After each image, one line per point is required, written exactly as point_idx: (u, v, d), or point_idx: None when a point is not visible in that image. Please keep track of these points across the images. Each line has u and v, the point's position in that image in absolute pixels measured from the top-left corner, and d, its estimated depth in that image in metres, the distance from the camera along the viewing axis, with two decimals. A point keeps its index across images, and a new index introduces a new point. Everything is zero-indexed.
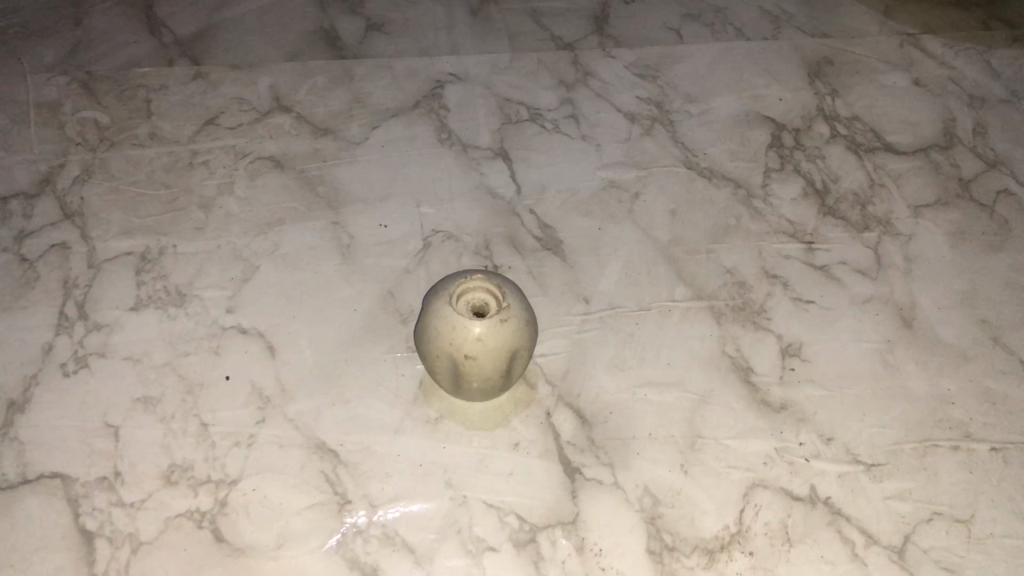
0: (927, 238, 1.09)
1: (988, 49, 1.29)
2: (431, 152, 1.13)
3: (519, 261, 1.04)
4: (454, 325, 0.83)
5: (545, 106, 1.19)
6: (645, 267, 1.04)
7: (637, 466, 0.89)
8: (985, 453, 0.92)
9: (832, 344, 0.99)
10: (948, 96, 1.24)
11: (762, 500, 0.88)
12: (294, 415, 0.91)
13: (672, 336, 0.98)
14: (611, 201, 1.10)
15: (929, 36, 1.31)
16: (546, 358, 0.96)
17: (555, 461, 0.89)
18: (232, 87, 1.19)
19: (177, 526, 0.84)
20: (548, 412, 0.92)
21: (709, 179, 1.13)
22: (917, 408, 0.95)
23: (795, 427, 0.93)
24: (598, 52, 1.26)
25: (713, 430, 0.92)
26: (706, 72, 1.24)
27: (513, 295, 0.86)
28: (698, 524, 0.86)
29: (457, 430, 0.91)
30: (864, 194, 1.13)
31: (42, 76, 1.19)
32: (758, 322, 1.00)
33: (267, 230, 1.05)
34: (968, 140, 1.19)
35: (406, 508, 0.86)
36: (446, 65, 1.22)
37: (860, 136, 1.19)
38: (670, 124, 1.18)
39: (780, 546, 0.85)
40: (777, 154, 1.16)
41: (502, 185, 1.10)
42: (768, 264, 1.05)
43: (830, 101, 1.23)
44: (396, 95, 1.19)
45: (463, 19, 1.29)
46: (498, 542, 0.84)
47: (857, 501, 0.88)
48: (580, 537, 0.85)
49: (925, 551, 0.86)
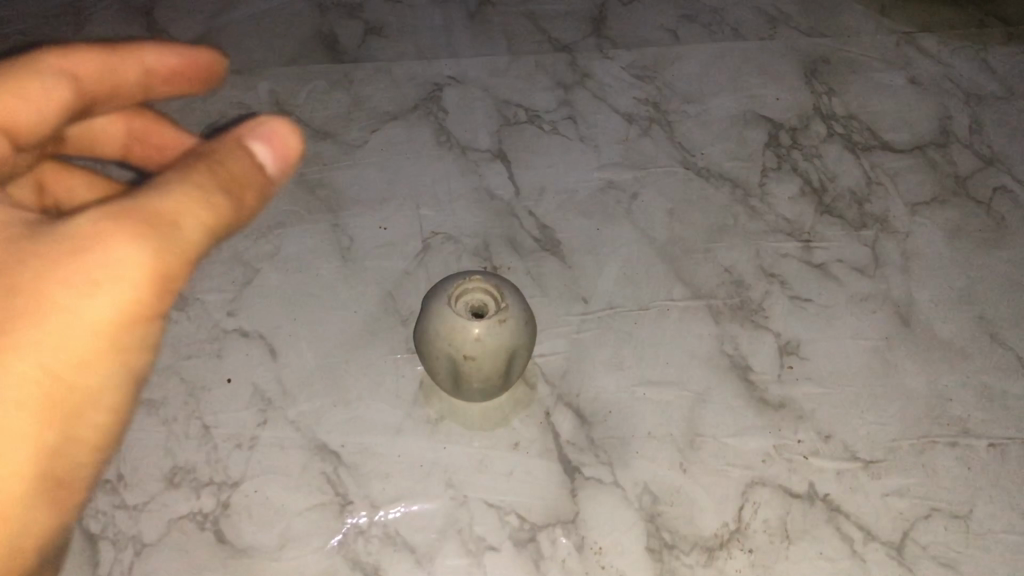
0: (924, 235, 1.09)
1: (984, 46, 1.30)
2: (430, 154, 1.14)
3: (518, 262, 1.04)
4: (452, 326, 0.83)
5: (543, 108, 1.20)
6: (644, 266, 1.05)
7: (637, 464, 0.90)
8: (984, 449, 0.93)
9: (831, 342, 1.00)
10: (944, 94, 1.24)
11: (761, 498, 0.88)
12: (295, 416, 0.92)
13: (671, 334, 0.99)
14: (609, 202, 1.10)
15: (926, 34, 1.31)
16: (545, 358, 0.97)
17: (555, 459, 0.90)
18: (232, 91, 1.20)
19: (180, 528, 0.85)
20: (548, 412, 0.93)
21: (707, 178, 1.13)
22: (915, 404, 0.95)
23: (793, 424, 0.93)
24: (596, 53, 1.26)
25: (711, 428, 0.93)
26: (703, 72, 1.25)
27: (512, 294, 0.86)
28: (698, 522, 0.87)
29: (458, 431, 0.92)
30: (861, 192, 1.13)
31: None
32: (756, 321, 1.01)
33: (268, 233, 1.06)
34: (965, 138, 1.19)
35: (407, 508, 0.87)
36: (445, 68, 1.23)
37: (857, 135, 1.20)
38: (668, 125, 1.19)
39: (779, 543, 0.86)
40: (775, 153, 1.17)
41: (501, 187, 1.11)
42: (765, 263, 1.06)
43: (827, 100, 1.23)
44: (395, 98, 1.19)
45: (462, 22, 1.29)
46: (499, 540, 0.85)
47: (856, 497, 0.89)
48: (580, 535, 0.85)
49: (924, 547, 0.86)
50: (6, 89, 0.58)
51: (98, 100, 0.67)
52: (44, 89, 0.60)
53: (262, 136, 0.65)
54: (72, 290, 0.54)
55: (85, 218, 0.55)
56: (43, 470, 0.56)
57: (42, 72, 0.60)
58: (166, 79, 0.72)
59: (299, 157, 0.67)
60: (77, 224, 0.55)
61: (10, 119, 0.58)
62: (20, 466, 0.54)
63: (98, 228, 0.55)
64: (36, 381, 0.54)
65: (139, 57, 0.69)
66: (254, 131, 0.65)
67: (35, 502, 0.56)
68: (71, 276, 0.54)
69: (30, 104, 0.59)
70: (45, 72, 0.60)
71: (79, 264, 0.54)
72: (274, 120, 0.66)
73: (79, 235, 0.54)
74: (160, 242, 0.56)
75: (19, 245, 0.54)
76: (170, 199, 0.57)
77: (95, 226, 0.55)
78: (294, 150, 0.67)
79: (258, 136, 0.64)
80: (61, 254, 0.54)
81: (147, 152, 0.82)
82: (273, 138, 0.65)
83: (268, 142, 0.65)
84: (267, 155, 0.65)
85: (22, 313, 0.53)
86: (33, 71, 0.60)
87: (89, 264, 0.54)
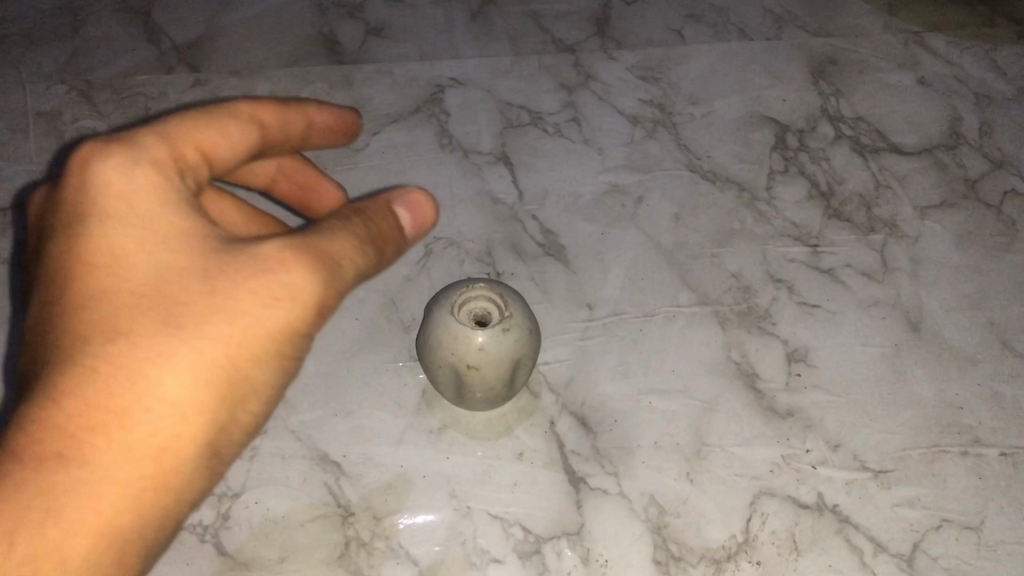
0: (933, 239, 1.08)
1: (993, 46, 1.28)
2: (431, 158, 1.12)
3: (521, 268, 1.03)
4: (455, 335, 0.82)
5: (546, 110, 1.18)
6: (650, 272, 1.03)
7: (642, 474, 0.89)
8: (994, 458, 0.91)
9: (838, 348, 0.98)
10: (953, 95, 1.23)
11: (769, 509, 0.87)
12: (296, 426, 0.91)
13: (676, 342, 0.98)
14: (613, 206, 1.09)
15: (934, 34, 1.29)
16: (550, 366, 0.95)
17: (560, 470, 0.89)
18: (231, 94, 1.18)
19: (179, 540, 0.84)
20: (552, 421, 0.92)
21: (713, 182, 1.12)
22: (925, 413, 0.94)
23: (802, 433, 0.92)
24: (600, 54, 1.25)
25: (718, 438, 0.91)
26: (710, 73, 1.23)
27: (516, 303, 0.85)
28: (705, 534, 0.86)
29: (461, 440, 0.90)
30: (869, 195, 1.12)
31: (41, 86, 1.19)
32: (763, 327, 0.99)
33: None
34: (974, 140, 1.18)
35: (410, 520, 0.85)
36: (446, 69, 1.21)
37: (865, 136, 1.18)
38: (673, 127, 1.17)
39: (787, 555, 0.85)
40: (782, 155, 1.15)
41: (503, 191, 1.10)
42: (772, 268, 1.04)
43: (834, 101, 1.21)
44: (396, 101, 1.18)
45: (464, 22, 1.27)
46: (503, 553, 0.84)
47: (865, 508, 0.88)
48: (586, 547, 0.84)
49: (935, 559, 0.85)
50: (212, 124, 0.67)
51: (268, 149, 0.74)
52: (240, 130, 0.69)
53: (406, 203, 0.76)
54: (259, 299, 0.63)
55: (272, 245, 0.65)
56: (210, 444, 0.63)
57: (238, 115, 0.69)
58: (322, 130, 0.81)
59: (431, 226, 0.78)
60: (266, 249, 0.64)
61: (211, 149, 0.67)
62: (196, 432, 0.61)
63: (284, 255, 0.65)
64: (219, 366, 0.62)
65: (305, 115, 0.77)
66: (402, 197, 0.76)
67: (198, 470, 0.63)
68: (259, 289, 0.63)
69: (227, 138, 0.68)
70: (240, 116, 0.69)
71: (269, 281, 0.63)
72: (417, 192, 0.77)
73: (266, 258, 0.64)
74: (329, 274, 0.66)
75: (221, 256, 0.63)
76: (338, 242, 0.68)
77: (280, 254, 0.64)
78: (428, 221, 0.78)
79: (404, 202, 0.76)
80: (254, 269, 0.63)
81: (288, 189, 0.85)
82: (415, 207, 0.76)
83: (411, 209, 0.76)
84: (407, 219, 0.76)
85: (221, 311, 0.62)
86: (234, 114, 0.69)
87: (273, 282, 0.64)
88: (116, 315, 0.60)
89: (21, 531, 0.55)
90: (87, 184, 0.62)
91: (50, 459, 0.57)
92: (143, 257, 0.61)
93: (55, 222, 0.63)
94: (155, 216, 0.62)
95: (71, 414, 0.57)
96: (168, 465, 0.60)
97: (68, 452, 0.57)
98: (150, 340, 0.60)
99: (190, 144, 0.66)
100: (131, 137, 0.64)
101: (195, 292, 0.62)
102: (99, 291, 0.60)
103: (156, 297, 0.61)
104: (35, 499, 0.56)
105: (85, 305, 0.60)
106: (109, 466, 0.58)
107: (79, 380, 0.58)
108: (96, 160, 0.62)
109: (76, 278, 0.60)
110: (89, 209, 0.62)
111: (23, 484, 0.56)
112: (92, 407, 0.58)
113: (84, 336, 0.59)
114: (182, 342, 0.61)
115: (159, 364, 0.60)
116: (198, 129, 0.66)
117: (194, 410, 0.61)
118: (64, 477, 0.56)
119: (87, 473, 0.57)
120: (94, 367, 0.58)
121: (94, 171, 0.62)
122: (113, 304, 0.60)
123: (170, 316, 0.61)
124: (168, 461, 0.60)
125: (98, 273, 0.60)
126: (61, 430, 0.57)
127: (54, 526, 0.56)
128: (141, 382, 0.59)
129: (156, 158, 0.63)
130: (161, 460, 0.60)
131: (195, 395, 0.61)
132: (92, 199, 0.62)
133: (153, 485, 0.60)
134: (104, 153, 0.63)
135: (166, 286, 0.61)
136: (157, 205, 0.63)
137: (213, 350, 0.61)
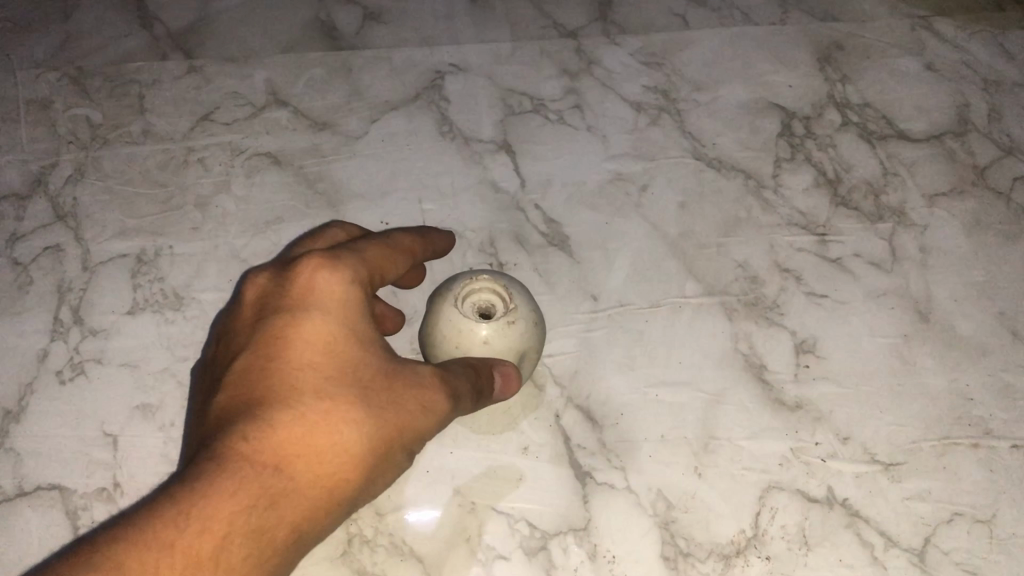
0: (942, 227, 1.06)
1: (1003, 31, 1.24)
2: (431, 146, 1.10)
3: (525, 258, 1.01)
4: (460, 329, 0.80)
5: (549, 96, 1.16)
6: (655, 262, 1.01)
7: (649, 468, 0.87)
8: (1007, 450, 0.90)
9: (847, 339, 0.97)
10: (961, 80, 1.20)
11: (778, 503, 0.86)
12: None
13: (683, 334, 0.96)
14: (618, 194, 1.07)
15: (942, 17, 1.25)
16: (554, 358, 0.94)
17: (566, 465, 0.87)
18: (227, 82, 1.16)
19: None
20: (557, 414, 0.90)
21: (719, 169, 1.10)
22: (935, 405, 0.93)
23: (810, 425, 0.91)
24: (602, 39, 1.21)
25: (725, 431, 0.90)
26: (714, 59, 1.21)
27: (520, 296, 0.83)
28: (714, 529, 0.85)
29: (466, 434, 0.89)
30: (877, 182, 1.10)
31: (32, 73, 1.16)
32: (771, 318, 0.98)
33: (265, 229, 1.04)
34: (983, 126, 1.16)
35: (415, 517, 0.84)
36: (446, 55, 1.19)
37: (872, 123, 1.16)
38: (677, 113, 1.15)
39: (796, 550, 0.84)
40: (788, 143, 1.13)
41: (505, 179, 1.08)
42: (779, 257, 1.02)
43: (841, 87, 1.19)
44: (395, 88, 1.15)
45: (463, 7, 1.24)
46: (508, 549, 0.83)
47: (876, 502, 0.87)
48: (593, 543, 0.84)
49: (947, 553, 0.84)
50: (388, 257, 0.76)
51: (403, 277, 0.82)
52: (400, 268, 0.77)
53: (502, 371, 0.77)
54: (417, 405, 0.68)
55: (425, 367, 0.70)
56: (357, 498, 0.67)
57: (403, 250, 0.79)
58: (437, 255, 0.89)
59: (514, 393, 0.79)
60: (422, 369, 0.70)
61: (383, 277, 0.75)
62: (355, 487, 0.66)
63: (434, 379, 0.70)
64: (384, 442, 0.66)
65: (433, 247, 0.86)
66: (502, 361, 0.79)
67: (341, 516, 0.66)
68: (417, 400, 0.68)
69: (396, 269, 0.77)
70: (402, 253, 0.78)
71: (424, 394, 0.68)
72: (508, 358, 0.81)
73: (423, 376, 0.69)
74: (453, 406, 0.70)
75: (394, 365, 0.69)
76: (463, 380, 0.72)
77: (431, 376, 0.70)
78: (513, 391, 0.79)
79: (503, 368, 0.78)
80: (414, 381, 0.69)
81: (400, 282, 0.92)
82: (509, 377, 0.78)
83: (506, 377, 0.77)
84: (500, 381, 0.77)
85: (395, 403, 0.67)
86: (400, 252, 0.78)
87: (428, 397, 0.69)
88: (323, 379, 0.65)
89: (241, 517, 0.59)
90: (310, 281, 0.69)
91: (268, 469, 0.62)
92: (346, 346, 0.67)
93: (275, 301, 0.69)
94: (356, 320, 0.68)
95: (282, 443, 0.63)
96: (332, 507, 0.65)
97: (280, 472, 0.62)
98: (345, 407, 0.65)
99: (376, 270, 0.74)
100: (344, 254, 0.71)
101: (378, 383, 0.67)
102: (308, 360, 0.66)
103: (351, 376, 0.66)
104: (257, 491, 0.61)
105: (297, 367, 0.66)
106: (302, 493, 0.63)
107: (291, 420, 0.64)
108: (321, 266, 0.69)
109: (291, 343, 0.66)
110: (308, 300, 0.68)
111: (246, 481, 0.61)
112: (299, 442, 0.63)
113: (297, 388, 0.65)
114: (365, 416, 0.66)
115: (347, 427, 0.65)
116: (381, 261, 0.75)
117: (363, 471, 0.66)
118: (274, 489, 0.62)
119: (288, 489, 0.62)
120: (304, 414, 0.64)
121: (319, 273, 0.69)
122: (320, 371, 0.66)
123: (360, 393, 0.66)
124: (337, 506, 0.65)
125: (311, 348, 0.66)
126: (274, 452, 0.63)
127: (264, 518, 0.61)
128: (335, 436, 0.64)
129: (359, 279, 0.70)
130: (332, 503, 0.64)
131: (370, 460, 0.66)
132: (313, 292, 0.68)
133: (320, 519, 0.64)
134: (329, 261, 0.69)
135: (359, 373, 0.67)
136: (358, 313, 0.69)
137: (387, 430, 0.66)
